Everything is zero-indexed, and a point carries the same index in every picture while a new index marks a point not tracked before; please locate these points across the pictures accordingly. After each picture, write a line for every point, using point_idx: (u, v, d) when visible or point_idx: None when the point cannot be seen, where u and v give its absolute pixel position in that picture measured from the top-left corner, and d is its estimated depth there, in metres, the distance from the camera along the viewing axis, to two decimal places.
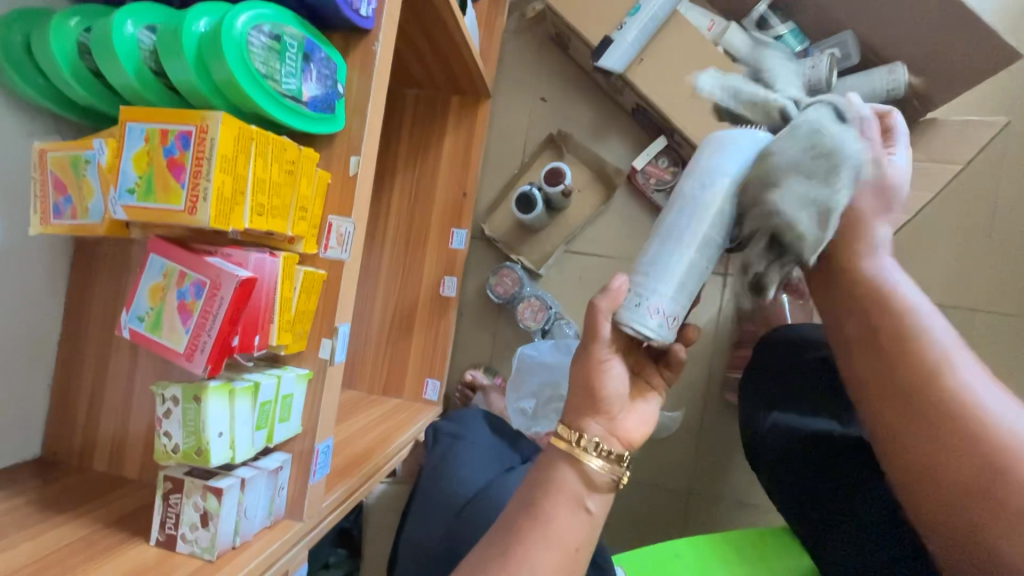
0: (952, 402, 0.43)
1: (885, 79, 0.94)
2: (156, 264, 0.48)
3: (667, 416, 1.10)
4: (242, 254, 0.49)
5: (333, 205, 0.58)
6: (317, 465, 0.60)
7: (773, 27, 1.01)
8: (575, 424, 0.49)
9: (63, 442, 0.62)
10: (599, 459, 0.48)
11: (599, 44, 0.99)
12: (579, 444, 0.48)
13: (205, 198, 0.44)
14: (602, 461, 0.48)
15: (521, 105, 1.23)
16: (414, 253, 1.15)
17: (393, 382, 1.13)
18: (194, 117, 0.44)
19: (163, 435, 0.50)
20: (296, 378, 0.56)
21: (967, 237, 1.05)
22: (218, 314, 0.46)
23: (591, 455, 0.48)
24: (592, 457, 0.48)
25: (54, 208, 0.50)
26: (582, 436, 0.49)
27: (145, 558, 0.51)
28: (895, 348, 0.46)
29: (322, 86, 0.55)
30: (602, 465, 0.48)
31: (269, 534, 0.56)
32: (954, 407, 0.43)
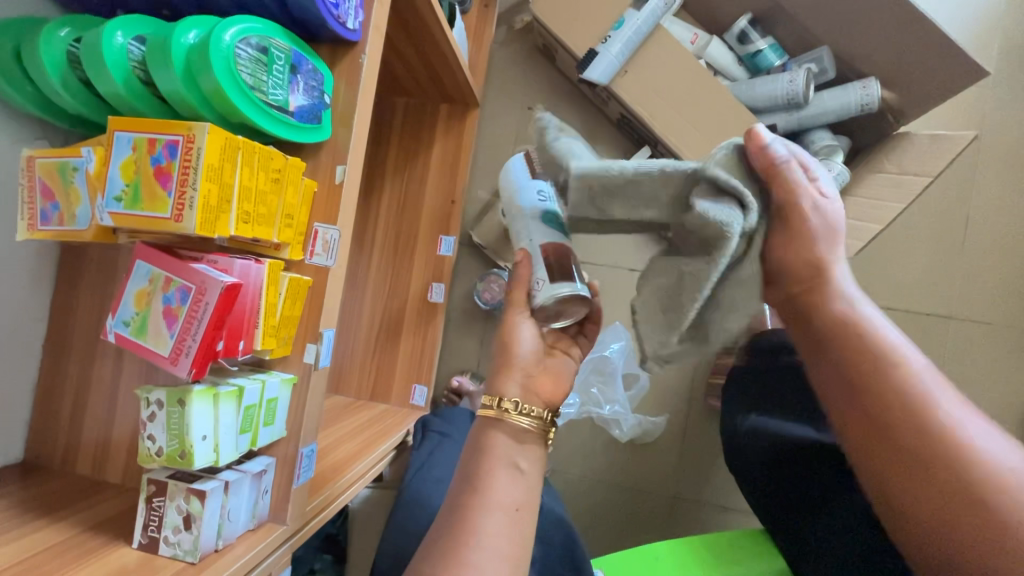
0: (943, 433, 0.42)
1: (859, 93, 0.97)
2: (142, 270, 0.48)
3: (651, 421, 1.12)
4: (227, 260, 0.51)
5: (319, 212, 0.59)
6: (301, 468, 0.61)
7: (753, 41, 1.05)
8: (497, 392, 0.51)
9: (45, 446, 0.62)
10: (528, 419, 0.50)
11: (584, 55, 1.02)
12: (504, 408, 0.51)
13: (191, 206, 0.45)
14: (529, 420, 0.51)
15: (509, 114, 1.25)
16: (403, 259, 1.16)
17: (381, 387, 1.14)
18: (181, 126, 0.45)
19: (146, 438, 0.51)
20: (280, 383, 0.57)
21: (942, 247, 1.08)
22: (203, 319, 0.47)
23: (520, 416, 0.50)
24: (520, 417, 0.50)
25: (41, 214, 0.50)
26: (506, 399, 0.51)
27: (128, 561, 0.51)
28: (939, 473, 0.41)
29: (309, 97, 0.56)
30: (530, 423, 0.51)
31: (252, 537, 0.56)
32: (934, 427, 0.42)
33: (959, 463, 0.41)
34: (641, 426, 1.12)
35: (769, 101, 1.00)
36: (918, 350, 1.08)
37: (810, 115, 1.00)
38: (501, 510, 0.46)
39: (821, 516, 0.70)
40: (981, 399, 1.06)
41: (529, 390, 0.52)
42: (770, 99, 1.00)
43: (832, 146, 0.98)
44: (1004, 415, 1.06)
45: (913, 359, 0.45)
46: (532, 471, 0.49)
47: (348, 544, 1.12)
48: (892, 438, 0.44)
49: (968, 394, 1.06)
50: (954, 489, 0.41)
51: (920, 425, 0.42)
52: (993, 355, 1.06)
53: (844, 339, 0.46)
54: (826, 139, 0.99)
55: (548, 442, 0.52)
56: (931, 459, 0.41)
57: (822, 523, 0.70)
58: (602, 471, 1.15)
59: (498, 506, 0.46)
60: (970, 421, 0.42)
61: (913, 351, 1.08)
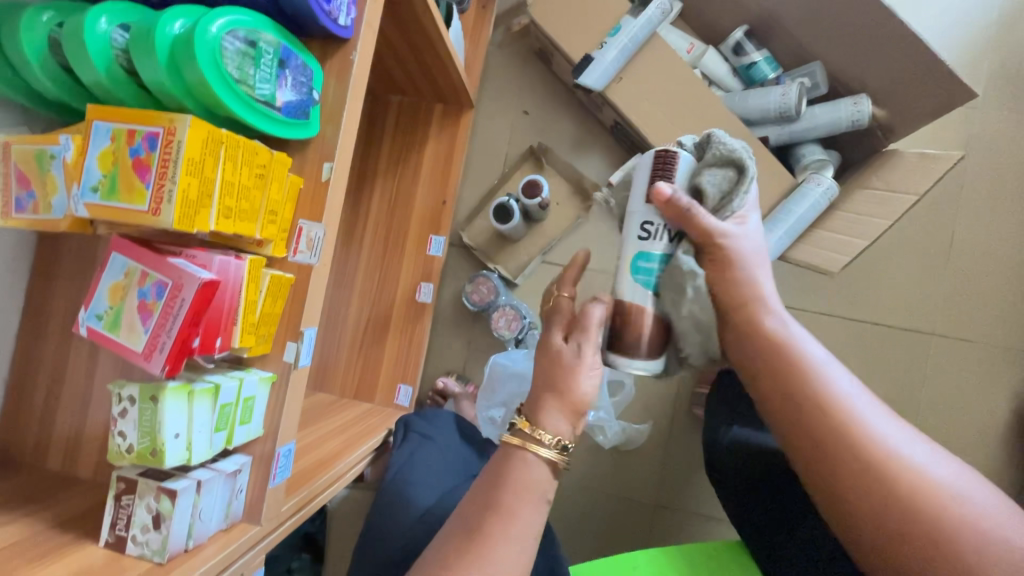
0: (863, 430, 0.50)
1: (850, 109, 0.98)
2: (118, 262, 0.47)
3: (635, 429, 1.13)
4: (206, 256, 0.49)
5: (304, 209, 0.58)
6: (277, 469, 0.60)
7: (748, 53, 1.05)
8: (535, 418, 0.51)
9: (15, 439, 0.61)
10: (551, 451, 0.51)
11: (580, 61, 1.02)
12: (531, 435, 0.51)
13: (170, 200, 0.44)
14: (551, 451, 0.51)
15: (503, 116, 1.25)
16: (392, 258, 1.15)
17: (365, 386, 1.13)
18: (162, 118, 0.44)
19: (117, 435, 0.49)
20: (258, 381, 0.56)
21: (927, 265, 1.09)
22: (178, 316, 0.45)
23: (545, 445, 0.51)
24: (542, 447, 0.51)
25: (17, 202, 0.49)
26: (534, 428, 0.51)
27: (93, 559, 0.50)
28: (839, 460, 0.50)
29: (297, 93, 0.55)
30: (551, 455, 0.51)
31: (224, 538, 0.56)
32: (856, 425, 0.50)
33: (875, 453, 0.49)
34: (625, 433, 1.12)
35: (761, 114, 1.01)
36: (900, 366, 1.09)
37: (801, 129, 1.01)
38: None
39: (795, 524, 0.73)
40: (959, 416, 1.08)
41: (570, 427, 0.52)
42: (763, 112, 1.01)
43: (823, 161, 0.99)
44: (981, 434, 1.07)
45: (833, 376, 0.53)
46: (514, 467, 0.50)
47: (326, 544, 1.10)
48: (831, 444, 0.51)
49: (947, 412, 1.08)
50: (877, 471, 0.49)
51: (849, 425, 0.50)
52: (973, 373, 1.08)
53: (779, 362, 0.53)
54: (817, 154, 1.00)
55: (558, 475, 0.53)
56: (858, 452, 0.50)
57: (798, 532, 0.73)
58: (584, 476, 1.15)
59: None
60: (877, 416, 0.51)
61: (894, 366, 1.09)
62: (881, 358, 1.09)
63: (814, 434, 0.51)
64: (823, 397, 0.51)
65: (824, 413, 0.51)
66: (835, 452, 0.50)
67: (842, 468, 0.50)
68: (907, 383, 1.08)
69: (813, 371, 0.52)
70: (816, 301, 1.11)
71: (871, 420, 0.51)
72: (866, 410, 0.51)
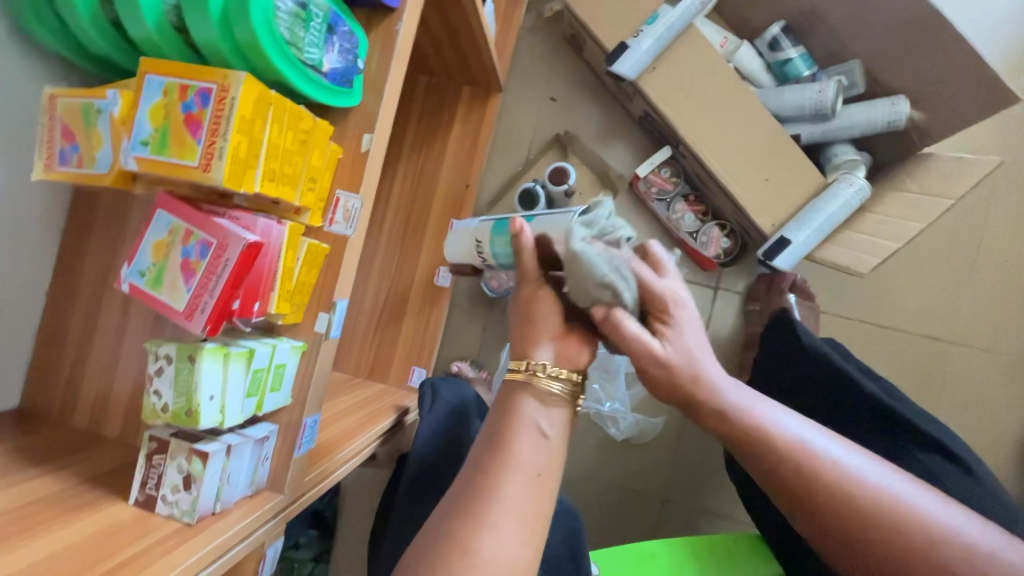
0: (835, 479, 0.53)
1: (887, 110, 0.96)
2: (162, 220, 0.47)
3: (648, 422, 1.13)
4: (249, 218, 0.49)
5: (342, 179, 0.58)
6: (303, 439, 0.59)
7: (784, 49, 1.04)
8: (527, 356, 0.53)
9: (41, 395, 0.61)
10: (558, 384, 0.52)
11: (614, 48, 1.00)
12: (535, 372, 0.52)
13: (221, 157, 0.43)
14: (558, 384, 0.52)
15: (530, 102, 1.24)
16: (412, 239, 1.15)
17: (380, 366, 1.13)
18: (216, 74, 0.44)
19: (152, 393, 0.49)
20: (290, 349, 0.56)
21: (953, 273, 1.08)
22: (222, 276, 0.45)
23: (551, 381, 0.52)
24: (549, 382, 0.52)
25: (60, 155, 0.49)
26: (536, 363, 0.52)
27: (123, 517, 0.50)
28: (829, 513, 0.52)
29: (343, 59, 0.55)
30: (559, 388, 0.52)
31: (250, 503, 0.56)
32: (827, 475, 0.53)
33: (852, 495, 0.52)
34: (638, 426, 1.12)
35: (796, 110, 1.00)
36: (920, 372, 1.08)
37: (835, 128, 0.99)
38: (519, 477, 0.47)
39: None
40: (978, 426, 1.07)
41: (562, 353, 0.53)
42: (798, 109, 1.00)
43: (855, 161, 0.98)
44: (998, 445, 1.07)
45: (791, 428, 0.56)
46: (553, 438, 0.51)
47: (335, 521, 1.11)
48: (811, 498, 0.53)
49: (965, 422, 1.07)
50: (859, 515, 0.52)
51: (823, 474, 0.53)
52: (994, 383, 1.07)
53: (743, 430, 0.55)
54: (850, 154, 0.99)
55: (573, 408, 0.53)
56: (837, 499, 0.52)
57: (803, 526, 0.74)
58: (595, 467, 1.15)
59: (515, 477, 0.47)
60: (844, 454, 0.55)
61: (914, 372, 1.08)
62: (901, 365, 1.08)
63: (796, 493, 0.54)
64: (791, 456, 0.54)
65: (799, 470, 0.53)
66: (821, 504, 0.53)
67: (832, 517, 0.52)
68: (925, 390, 1.08)
69: (772, 431, 0.55)
70: (840, 303, 1.10)
71: (840, 465, 0.53)
72: (832, 454, 0.54)
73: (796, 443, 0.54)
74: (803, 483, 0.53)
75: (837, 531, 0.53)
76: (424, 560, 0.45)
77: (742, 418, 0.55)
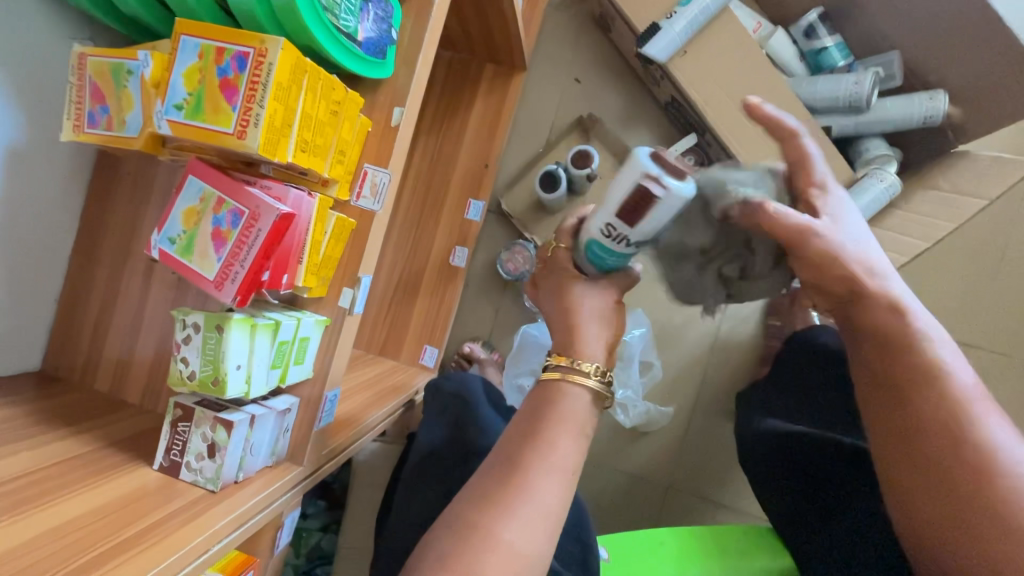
0: (968, 427, 0.46)
1: (924, 104, 0.94)
2: (194, 186, 0.46)
3: (658, 411, 1.12)
4: (281, 188, 0.48)
5: (370, 153, 0.57)
6: (323, 413, 0.59)
7: (820, 37, 1.01)
8: (573, 352, 0.51)
9: (64, 357, 0.61)
10: (593, 380, 0.51)
11: (646, 31, 0.97)
12: (573, 367, 0.51)
13: (257, 124, 0.43)
14: (594, 383, 0.51)
15: (553, 81, 1.21)
16: (429, 218, 1.14)
17: (392, 343, 1.13)
18: (253, 38, 0.42)
19: (179, 361, 0.49)
20: (314, 323, 0.56)
21: (976, 273, 1.06)
22: (253, 246, 0.44)
23: (586, 377, 0.51)
24: (587, 378, 0.50)
25: (89, 116, 0.48)
26: (575, 360, 0.51)
27: (147, 482, 0.50)
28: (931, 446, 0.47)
29: (376, 28, 0.53)
30: (595, 388, 0.51)
31: (271, 474, 0.56)
32: (962, 418, 0.46)
33: (976, 449, 0.45)
34: (648, 414, 1.11)
35: (829, 101, 0.97)
36: None
37: (868, 121, 0.97)
38: (551, 467, 0.47)
39: (816, 510, 0.73)
40: None
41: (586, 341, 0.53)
42: (831, 100, 0.97)
43: (887, 156, 0.96)
44: None
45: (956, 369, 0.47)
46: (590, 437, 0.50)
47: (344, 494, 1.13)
48: (924, 429, 0.47)
49: None
50: (963, 465, 0.45)
51: (964, 418, 0.46)
52: (1011, 388, 1.06)
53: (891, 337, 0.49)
54: (882, 148, 0.97)
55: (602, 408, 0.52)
56: (956, 442, 0.46)
57: (810, 518, 0.73)
58: (602, 452, 1.15)
59: (541, 464, 0.47)
60: (1000, 427, 0.46)
61: None
62: None
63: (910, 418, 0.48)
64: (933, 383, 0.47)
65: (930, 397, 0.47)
66: (927, 437, 0.47)
67: (933, 452, 0.47)
68: None
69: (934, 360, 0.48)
70: None
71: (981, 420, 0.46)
72: (985, 413, 0.46)
73: (954, 384, 0.47)
74: (926, 415, 0.47)
75: (925, 466, 0.47)
76: (445, 538, 0.45)
77: (896, 327, 0.48)
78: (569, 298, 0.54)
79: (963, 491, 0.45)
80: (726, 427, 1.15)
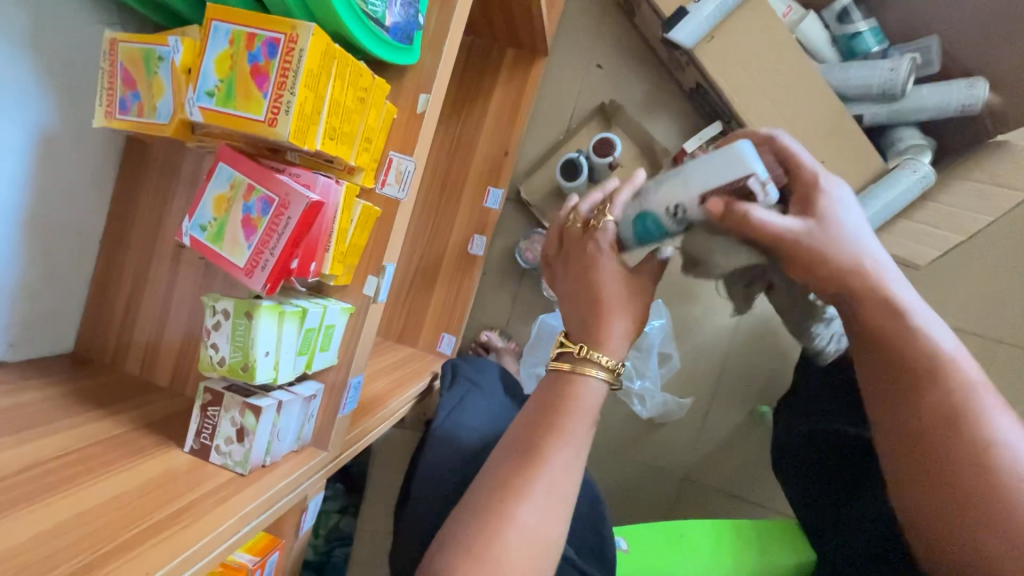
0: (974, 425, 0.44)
1: (963, 92, 0.90)
2: (224, 174, 0.46)
3: (676, 404, 1.11)
4: (309, 176, 0.48)
5: (396, 141, 0.56)
6: (346, 400, 0.60)
7: (854, 22, 0.97)
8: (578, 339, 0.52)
9: (95, 340, 0.62)
10: (602, 370, 0.51)
11: (671, 14, 0.94)
12: (581, 358, 0.51)
13: (287, 112, 0.42)
14: (604, 372, 0.51)
15: (574, 68, 1.19)
16: (447, 205, 1.13)
17: (410, 330, 1.14)
18: (284, 24, 0.42)
19: (209, 347, 0.50)
20: (339, 310, 0.56)
21: (1009, 267, 1.03)
22: (283, 234, 0.44)
23: (595, 366, 0.50)
24: (595, 369, 0.51)
25: (121, 102, 0.48)
26: (584, 350, 0.51)
27: (178, 464, 0.51)
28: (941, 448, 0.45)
29: (404, 14, 0.52)
30: (603, 376, 0.51)
31: (297, 458, 0.57)
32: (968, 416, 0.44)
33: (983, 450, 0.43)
34: (665, 405, 1.10)
35: (863, 89, 0.94)
36: None
37: (902, 110, 0.94)
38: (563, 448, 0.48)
39: (836, 506, 0.72)
40: None
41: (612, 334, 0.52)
42: (864, 87, 0.94)
43: (921, 146, 0.93)
44: None
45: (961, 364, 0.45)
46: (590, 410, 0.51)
47: (361, 478, 1.14)
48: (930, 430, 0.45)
49: None
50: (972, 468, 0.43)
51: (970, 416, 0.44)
52: None
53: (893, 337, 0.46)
54: (916, 138, 0.94)
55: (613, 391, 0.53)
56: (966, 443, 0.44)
57: (830, 515, 0.73)
58: (617, 442, 1.16)
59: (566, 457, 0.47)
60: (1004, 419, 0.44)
61: None
62: None
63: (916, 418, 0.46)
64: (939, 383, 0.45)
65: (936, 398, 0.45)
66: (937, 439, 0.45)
67: (941, 454, 0.45)
68: None
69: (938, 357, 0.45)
70: None
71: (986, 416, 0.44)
72: (990, 406, 0.44)
73: (959, 379, 0.45)
74: (932, 417, 0.45)
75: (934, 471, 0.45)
76: (469, 527, 0.45)
77: (898, 322, 0.46)
78: (577, 267, 0.54)
79: (975, 495, 0.43)
80: (743, 420, 1.14)
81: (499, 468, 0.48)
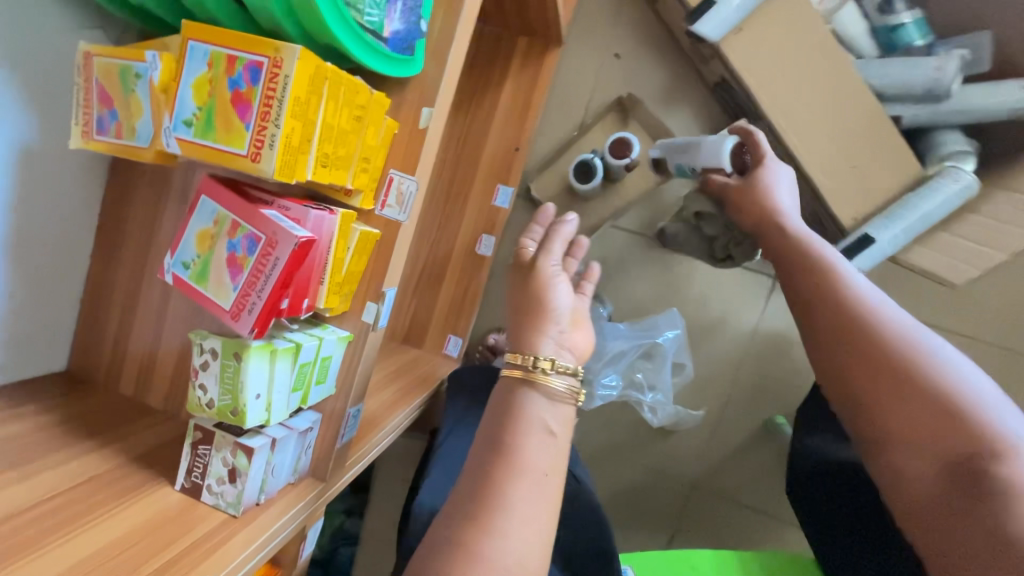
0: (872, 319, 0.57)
1: (1015, 95, 0.83)
2: (208, 207, 0.43)
3: (687, 413, 1.05)
4: (300, 209, 0.44)
5: (396, 159, 0.52)
6: (346, 428, 0.57)
7: (897, 13, 0.89)
8: (524, 349, 0.47)
9: (87, 360, 0.60)
10: (555, 376, 0.47)
11: (697, 5, 0.87)
12: (532, 367, 0.47)
13: (272, 145, 0.39)
14: (559, 380, 0.47)
15: (590, 57, 1.12)
16: (455, 203, 1.09)
17: (416, 332, 1.11)
18: (267, 46, 0.38)
19: (198, 386, 0.48)
20: (336, 341, 0.53)
21: None
22: (270, 276, 0.41)
23: (550, 376, 0.47)
24: (549, 377, 0.46)
25: (98, 123, 0.45)
26: (534, 359, 0.47)
27: (170, 504, 0.49)
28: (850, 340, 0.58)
29: (404, 21, 0.48)
30: (561, 385, 0.47)
31: (295, 492, 0.55)
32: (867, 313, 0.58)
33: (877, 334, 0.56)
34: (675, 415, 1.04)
35: (904, 87, 0.87)
36: None
37: (946, 112, 0.87)
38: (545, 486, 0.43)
39: (857, 538, 0.69)
40: None
41: None
42: (905, 86, 0.87)
43: (966, 152, 0.86)
44: None
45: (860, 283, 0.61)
46: (562, 436, 0.46)
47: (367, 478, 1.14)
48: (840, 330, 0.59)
49: None
50: (874, 350, 0.56)
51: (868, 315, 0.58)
52: None
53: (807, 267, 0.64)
54: (961, 142, 0.86)
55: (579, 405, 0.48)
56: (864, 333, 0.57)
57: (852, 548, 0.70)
58: (626, 448, 1.13)
59: None
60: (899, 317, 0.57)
61: None
62: None
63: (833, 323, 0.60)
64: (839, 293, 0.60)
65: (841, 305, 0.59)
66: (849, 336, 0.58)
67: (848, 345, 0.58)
68: None
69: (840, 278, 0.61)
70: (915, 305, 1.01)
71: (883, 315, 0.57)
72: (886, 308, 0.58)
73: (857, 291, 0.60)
74: (845, 322, 0.59)
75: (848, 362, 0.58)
76: None
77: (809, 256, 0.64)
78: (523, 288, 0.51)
79: (879, 369, 0.55)
80: (757, 429, 1.11)
81: (474, 494, 0.43)
